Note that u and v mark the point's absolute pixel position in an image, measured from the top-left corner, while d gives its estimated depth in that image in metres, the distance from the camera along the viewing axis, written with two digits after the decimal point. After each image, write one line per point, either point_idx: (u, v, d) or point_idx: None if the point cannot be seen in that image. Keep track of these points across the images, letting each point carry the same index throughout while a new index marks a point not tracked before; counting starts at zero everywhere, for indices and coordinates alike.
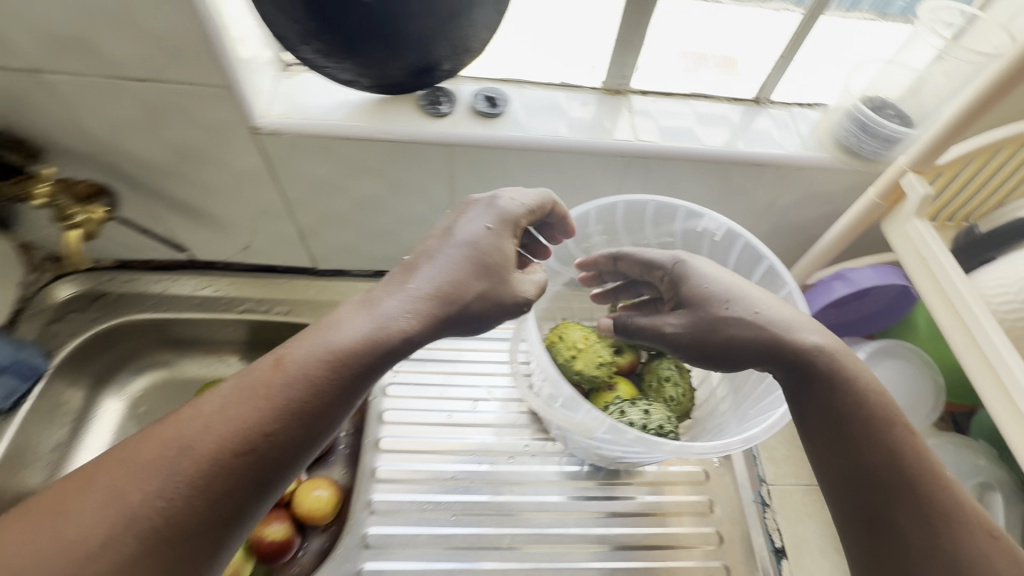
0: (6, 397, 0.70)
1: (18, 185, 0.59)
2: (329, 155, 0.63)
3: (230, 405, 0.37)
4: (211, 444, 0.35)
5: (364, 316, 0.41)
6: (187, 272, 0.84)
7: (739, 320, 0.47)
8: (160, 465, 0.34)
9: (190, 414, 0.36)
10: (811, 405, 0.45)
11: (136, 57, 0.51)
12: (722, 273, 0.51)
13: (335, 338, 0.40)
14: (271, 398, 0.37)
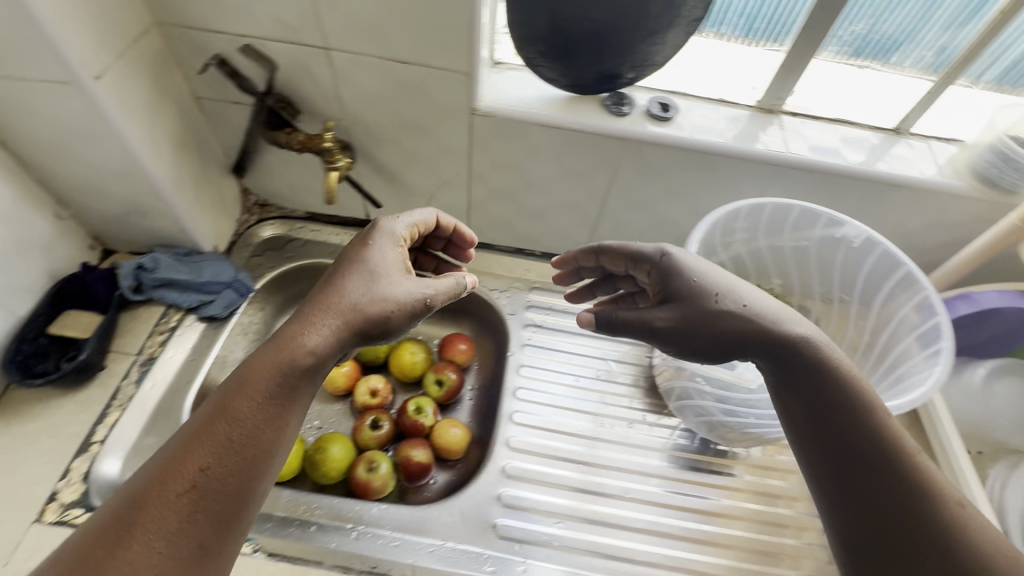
0: (226, 307, 0.83)
1: (290, 134, 0.74)
2: (522, 138, 0.76)
3: (264, 377, 0.46)
4: (257, 415, 0.46)
5: (365, 303, 0.53)
6: (361, 230, 0.99)
7: (726, 314, 0.53)
8: (218, 436, 0.44)
9: (231, 393, 0.46)
10: (799, 393, 0.51)
11: (409, 43, 0.66)
12: (711, 271, 0.56)
13: (340, 321, 0.51)
14: (301, 369, 0.48)
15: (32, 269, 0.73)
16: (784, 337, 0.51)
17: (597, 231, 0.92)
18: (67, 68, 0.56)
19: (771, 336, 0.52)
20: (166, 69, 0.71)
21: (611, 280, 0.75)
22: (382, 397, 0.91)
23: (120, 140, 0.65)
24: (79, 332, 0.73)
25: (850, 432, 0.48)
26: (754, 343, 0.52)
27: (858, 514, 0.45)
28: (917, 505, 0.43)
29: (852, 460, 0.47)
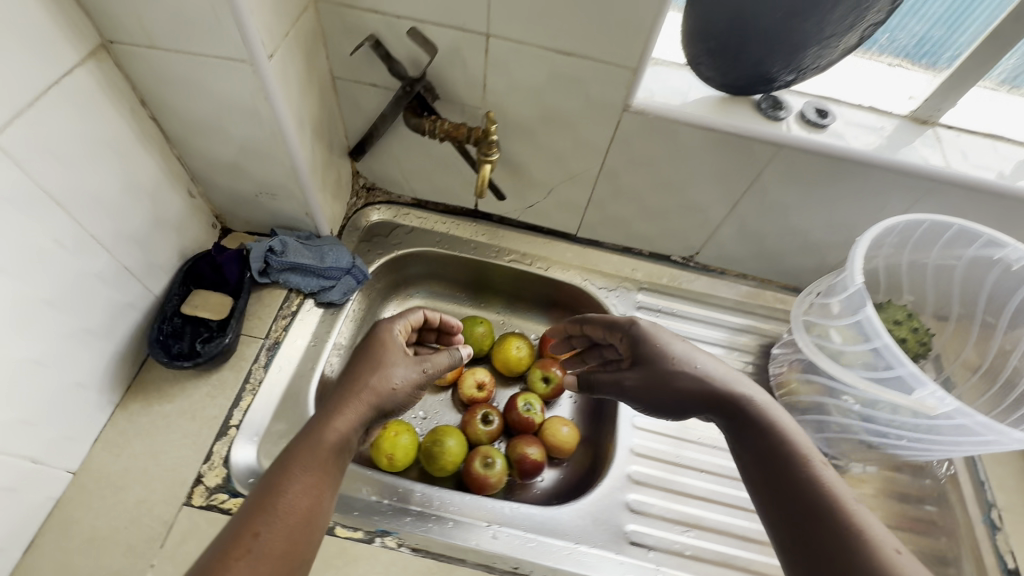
0: (344, 293, 0.82)
1: (435, 121, 0.71)
2: (668, 138, 0.73)
3: (314, 451, 0.54)
4: (312, 482, 0.53)
5: (375, 382, 0.63)
6: (467, 219, 0.97)
7: (675, 374, 0.62)
8: (281, 500, 0.50)
9: (286, 469, 0.53)
10: (748, 448, 0.56)
11: (580, 35, 0.63)
12: (677, 340, 0.66)
13: (368, 402, 0.62)
14: (336, 442, 0.57)
15: (168, 248, 0.71)
16: (731, 396, 0.60)
17: (715, 235, 0.90)
18: (248, 47, 0.54)
19: (728, 401, 0.60)
20: (315, 48, 0.68)
21: (598, 348, 0.78)
22: (488, 390, 0.90)
23: (277, 122, 0.63)
24: (212, 313, 0.72)
25: (776, 478, 0.53)
26: (733, 414, 0.59)
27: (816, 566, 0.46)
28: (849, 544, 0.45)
29: (787, 507, 0.50)
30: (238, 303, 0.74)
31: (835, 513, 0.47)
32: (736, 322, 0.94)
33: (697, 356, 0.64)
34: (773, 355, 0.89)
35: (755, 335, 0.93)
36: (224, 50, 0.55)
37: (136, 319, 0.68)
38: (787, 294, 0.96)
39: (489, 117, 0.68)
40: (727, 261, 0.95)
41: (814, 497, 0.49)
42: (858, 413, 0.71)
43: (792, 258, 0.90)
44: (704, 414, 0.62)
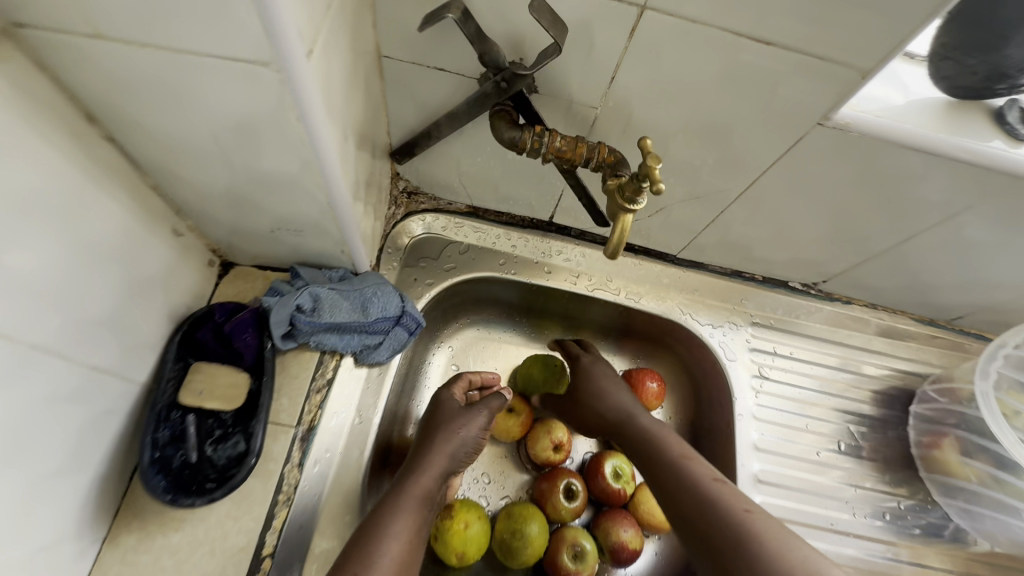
0: (393, 351, 0.63)
1: (540, 136, 0.48)
2: (863, 161, 0.52)
3: (401, 503, 0.54)
4: (401, 535, 0.51)
5: (448, 434, 0.62)
6: (538, 233, 0.74)
7: (603, 411, 0.70)
8: (374, 552, 0.49)
9: (378, 523, 0.52)
10: (653, 467, 0.63)
11: (799, 15, 0.39)
12: (615, 381, 0.72)
13: (444, 454, 0.60)
14: (417, 495, 0.55)
15: (150, 315, 0.50)
16: (634, 420, 0.68)
17: (858, 266, 0.71)
18: (278, 42, 0.30)
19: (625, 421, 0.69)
20: (361, 18, 0.43)
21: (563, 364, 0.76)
22: (566, 450, 0.74)
23: (315, 151, 0.40)
24: (222, 403, 0.52)
25: (688, 506, 0.56)
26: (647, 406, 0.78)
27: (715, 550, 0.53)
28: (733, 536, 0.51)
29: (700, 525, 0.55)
30: (258, 384, 0.54)
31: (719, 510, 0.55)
32: (861, 365, 0.78)
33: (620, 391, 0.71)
34: (915, 416, 0.74)
35: (884, 382, 0.77)
36: (233, 45, 0.31)
37: (117, 424, 0.48)
38: (922, 327, 0.80)
39: (648, 144, 0.42)
40: (859, 291, 0.76)
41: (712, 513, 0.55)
42: None
43: (946, 293, 0.73)
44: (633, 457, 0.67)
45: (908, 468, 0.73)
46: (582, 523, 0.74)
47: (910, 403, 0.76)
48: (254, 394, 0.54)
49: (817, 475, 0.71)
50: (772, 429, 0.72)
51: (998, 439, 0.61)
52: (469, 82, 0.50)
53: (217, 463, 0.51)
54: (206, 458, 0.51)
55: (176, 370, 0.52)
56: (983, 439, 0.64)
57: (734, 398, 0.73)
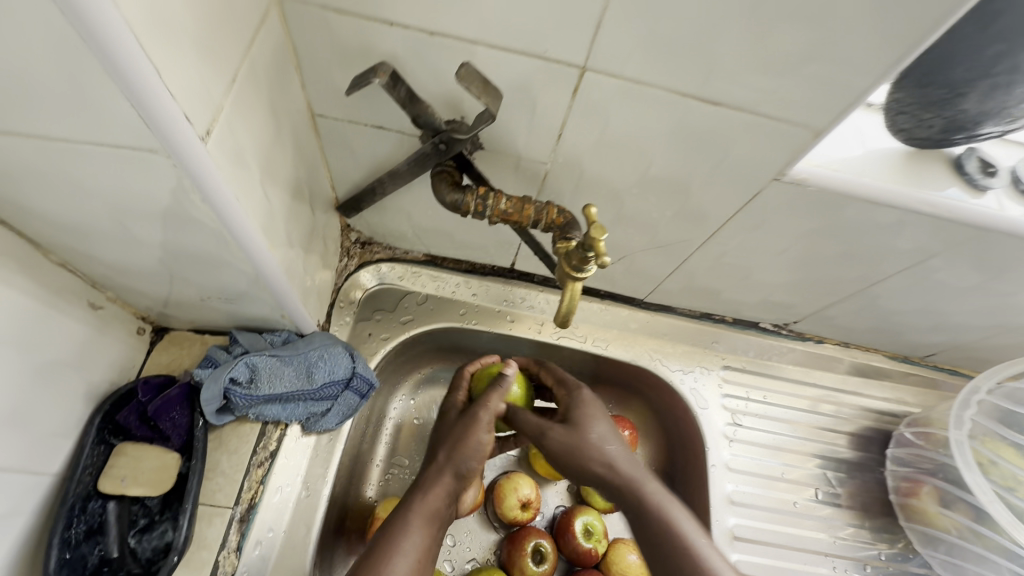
0: (342, 417, 0.59)
1: (484, 198, 0.45)
2: (824, 213, 0.50)
3: (409, 522, 0.51)
4: (410, 557, 0.48)
5: (455, 444, 0.57)
6: (500, 280, 0.71)
7: (590, 463, 0.55)
8: None
9: (384, 546, 0.49)
10: (642, 535, 0.52)
11: (745, 77, 0.37)
12: (599, 420, 0.58)
13: (451, 465, 0.55)
14: (425, 512, 0.52)
15: (64, 399, 0.45)
16: (625, 478, 0.54)
17: (828, 309, 0.69)
18: (160, 131, 0.28)
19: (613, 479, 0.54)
20: (284, 81, 0.41)
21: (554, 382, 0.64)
22: (534, 508, 0.70)
23: (227, 229, 0.37)
24: (149, 489, 0.48)
25: None
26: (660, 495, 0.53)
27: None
28: None
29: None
30: (188, 466, 0.50)
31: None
32: (836, 407, 0.76)
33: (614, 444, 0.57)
34: (891, 458, 0.72)
35: (860, 424, 0.75)
36: (113, 134, 0.28)
37: (24, 524, 0.43)
38: (896, 365, 0.78)
39: (592, 213, 0.39)
40: (831, 331, 0.74)
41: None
42: None
43: (917, 333, 0.71)
44: (618, 506, 0.55)
45: (887, 514, 0.71)
46: None
47: (887, 445, 0.74)
48: (185, 477, 0.50)
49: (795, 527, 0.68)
50: (747, 479, 0.70)
51: (974, 494, 0.59)
52: (409, 140, 0.47)
53: (142, 556, 0.47)
54: (129, 551, 0.47)
55: (96, 455, 0.48)
56: (961, 491, 0.61)
57: (708, 449, 0.70)
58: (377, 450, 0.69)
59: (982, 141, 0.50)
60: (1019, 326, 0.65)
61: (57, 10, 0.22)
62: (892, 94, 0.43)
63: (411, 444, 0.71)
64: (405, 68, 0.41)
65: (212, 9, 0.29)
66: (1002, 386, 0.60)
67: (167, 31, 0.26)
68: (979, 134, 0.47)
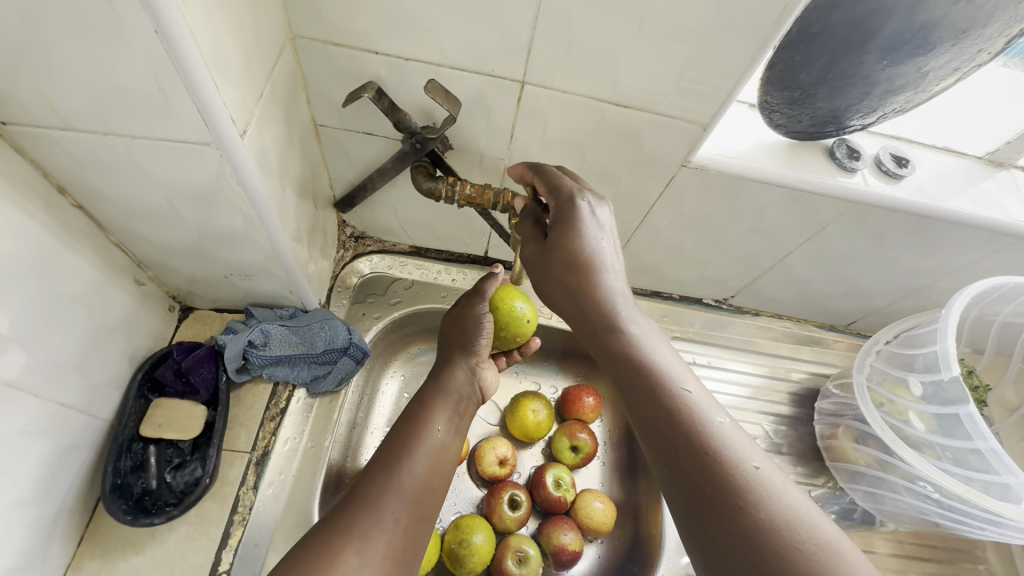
0: (340, 380, 0.68)
1: (452, 185, 0.57)
2: (729, 193, 0.62)
3: (431, 400, 0.59)
4: (436, 425, 0.56)
5: (459, 335, 0.64)
6: (476, 266, 0.82)
7: (565, 262, 0.48)
8: (410, 439, 0.54)
9: (413, 418, 0.56)
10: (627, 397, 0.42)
11: (644, 86, 0.50)
12: (605, 233, 0.49)
13: (459, 353, 0.63)
14: (446, 394, 0.60)
15: (113, 357, 0.56)
16: (605, 316, 0.46)
17: (756, 282, 0.81)
18: (214, 129, 0.39)
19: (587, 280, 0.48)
20: (293, 98, 0.52)
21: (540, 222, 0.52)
22: (510, 464, 0.79)
23: (253, 208, 0.48)
24: (180, 432, 0.58)
25: (666, 453, 0.37)
26: (559, 231, 0.49)
27: (680, 493, 0.36)
28: (712, 477, 0.35)
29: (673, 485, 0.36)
30: (213, 415, 0.60)
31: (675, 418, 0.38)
32: (773, 371, 0.87)
33: (603, 240, 0.49)
34: (819, 411, 0.82)
35: (794, 384, 0.86)
36: (180, 132, 0.39)
37: (81, 458, 0.53)
38: (824, 333, 0.89)
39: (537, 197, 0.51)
40: (764, 303, 0.86)
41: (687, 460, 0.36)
42: (934, 501, 0.65)
43: (834, 301, 0.83)
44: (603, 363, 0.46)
45: (819, 459, 0.81)
46: (529, 531, 0.79)
47: (816, 400, 0.84)
48: (211, 424, 0.60)
49: None
50: None
51: (871, 424, 0.69)
52: (393, 143, 0.59)
53: (176, 488, 0.57)
54: (166, 484, 0.57)
55: (137, 406, 0.58)
56: (867, 428, 0.72)
57: None
58: (372, 419, 0.78)
59: (852, 133, 0.63)
60: (912, 289, 0.77)
61: (161, 47, 0.33)
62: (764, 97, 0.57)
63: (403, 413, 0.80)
64: (387, 86, 0.53)
65: (248, 43, 0.41)
66: (897, 335, 0.70)
67: (221, 57, 0.37)
68: (848, 127, 0.60)
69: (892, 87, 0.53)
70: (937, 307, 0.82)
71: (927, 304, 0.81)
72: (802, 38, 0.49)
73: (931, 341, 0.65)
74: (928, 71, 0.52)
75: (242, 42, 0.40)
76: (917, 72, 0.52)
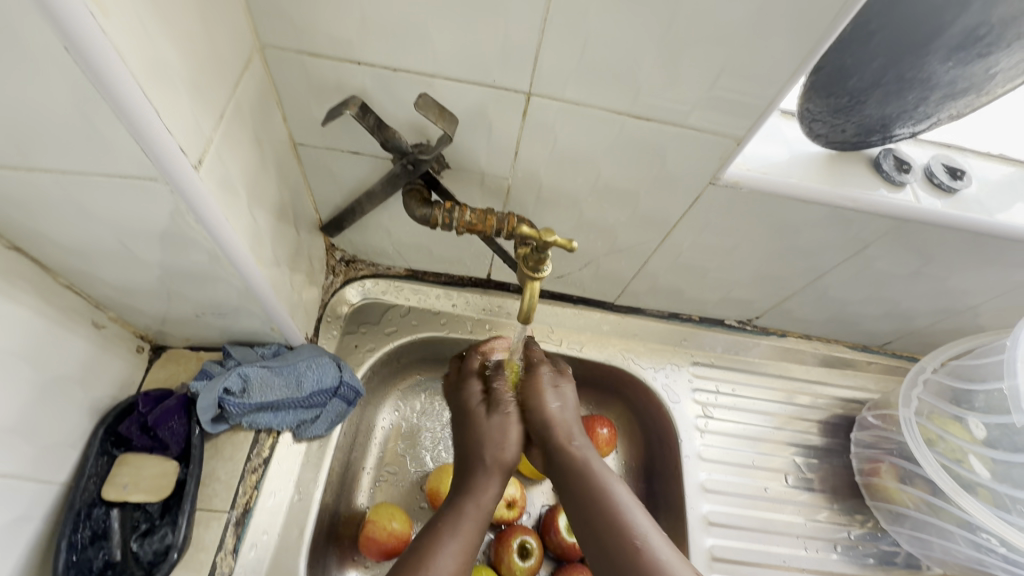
0: (330, 424, 0.62)
1: (450, 211, 0.50)
2: (761, 212, 0.55)
3: (460, 513, 0.53)
4: (456, 544, 0.50)
5: (484, 440, 0.58)
6: (477, 290, 0.75)
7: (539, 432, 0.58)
8: (435, 552, 0.49)
9: (433, 540, 0.50)
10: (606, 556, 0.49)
11: (670, 97, 0.44)
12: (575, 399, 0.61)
13: (490, 466, 0.56)
14: (478, 513, 0.53)
15: (70, 412, 0.49)
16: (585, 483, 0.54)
17: (784, 303, 0.73)
18: (160, 159, 0.33)
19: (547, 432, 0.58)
20: (266, 116, 0.46)
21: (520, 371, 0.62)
22: (519, 506, 0.71)
23: (219, 247, 0.42)
24: (150, 494, 0.51)
25: None
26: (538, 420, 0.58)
27: None
28: None
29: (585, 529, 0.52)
30: (186, 471, 0.53)
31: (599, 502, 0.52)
32: (803, 398, 0.79)
33: (563, 399, 0.60)
34: (856, 442, 0.75)
35: (827, 412, 0.78)
36: (119, 166, 0.33)
37: (31, 529, 0.46)
38: (857, 355, 0.82)
39: (556, 239, 0.46)
40: (793, 324, 0.78)
41: (630, 553, 0.48)
42: (995, 555, 0.60)
43: (871, 322, 0.76)
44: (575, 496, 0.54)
45: (855, 496, 0.74)
46: None
47: (851, 430, 0.77)
48: (183, 483, 0.53)
49: (767, 511, 0.71)
50: (720, 468, 0.72)
51: (921, 464, 0.64)
52: (383, 163, 0.53)
53: (144, 559, 0.50)
54: (131, 554, 0.50)
55: (99, 465, 0.51)
56: (915, 466, 0.65)
57: (681, 440, 0.73)
58: (366, 460, 0.71)
59: (898, 142, 0.56)
60: (958, 309, 0.70)
61: (81, 72, 0.27)
62: (803, 103, 0.51)
63: (400, 452, 0.73)
64: (374, 100, 0.46)
65: (202, 58, 0.35)
66: (944, 364, 0.66)
67: (164, 78, 0.32)
68: (894, 136, 0.53)
69: (953, 90, 0.46)
70: (984, 327, 0.75)
71: (973, 325, 0.74)
72: (855, 36, 0.44)
73: (995, 377, 0.61)
74: (996, 77, 0.45)
75: (194, 59, 0.34)
76: (984, 75, 0.45)
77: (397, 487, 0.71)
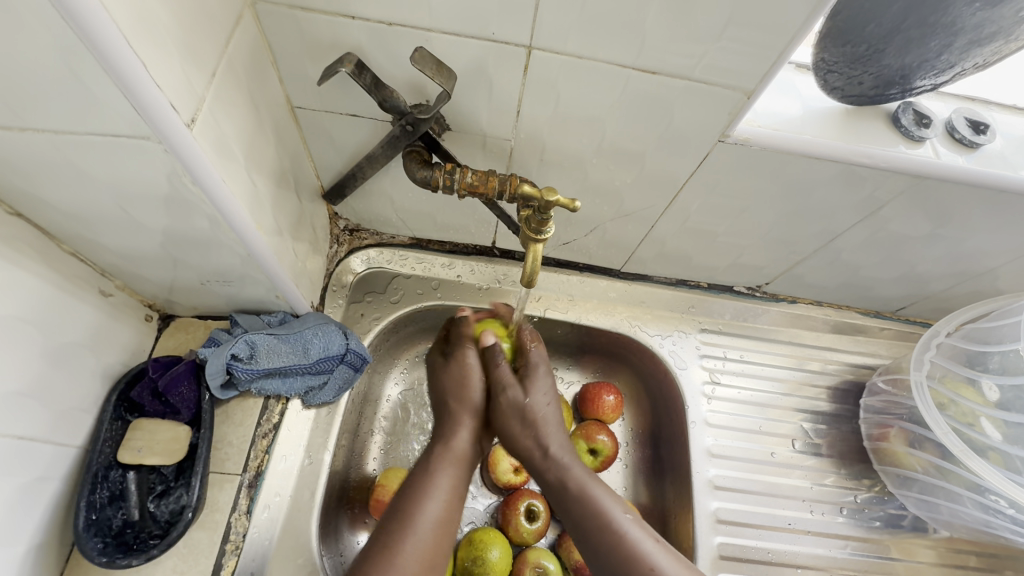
0: (338, 390, 0.62)
1: (451, 172, 0.49)
2: (772, 171, 0.53)
3: (437, 468, 0.55)
4: (441, 494, 0.53)
5: (464, 391, 0.61)
6: (482, 258, 0.74)
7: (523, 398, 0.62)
8: (415, 508, 0.51)
9: (413, 488, 0.53)
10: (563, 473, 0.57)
11: (676, 50, 0.42)
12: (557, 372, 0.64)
13: (469, 414, 0.60)
14: (454, 457, 0.56)
15: (82, 378, 0.50)
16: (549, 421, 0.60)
17: (795, 269, 0.72)
18: (150, 119, 0.33)
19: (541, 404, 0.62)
20: (260, 76, 0.45)
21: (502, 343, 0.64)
22: (526, 472, 0.72)
23: (219, 211, 0.42)
24: (164, 458, 0.53)
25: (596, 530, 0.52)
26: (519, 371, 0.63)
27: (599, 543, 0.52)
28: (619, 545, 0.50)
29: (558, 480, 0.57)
30: (197, 436, 0.54)
31: (584, 490, 0.55)
32: (813, 364, 0.78)
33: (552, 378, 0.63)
34: (866, 408, 0.74)
35: (838, 378, 0.78)
36: (111, 124, 0.33)
37: (53, 489, 0.48)
38: (869, 321, 0.80)
39: (569, 202, 0.45)
40: (804, 290, 0.77)
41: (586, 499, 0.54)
42: (1004, 517, 0.60)
43: (884, 286, 0.74)
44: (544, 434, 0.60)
45: (864, 461, 0.73)
46: (547, 542, 0.73)
47: (862, 396, 0.76)
48: (195, 446, 0.54)
49: (773, 475, 0.71)
50: (727, 433, 0.72)
51: (932, 429, 0.63)
52: (383, 125, 0.52)
53: (160, 518, 0.52)
54: (149, 514, 0.52)
55: (113, 429, 0.52)
56: (925, 430, 0.65)
57: (688, 405, 0.73)
58: (374, 429, 0.72)
59: (919, 96, 0.54)
60: (976, 272, 0.68)
61: (58, 16, 0.27)
62: (819, 51, 0.49)
63: (407, 420, 0.74)
64: (370, 58, 0.45)
65: (191, 14, 0.34)
66: (959, 327, 0.65)
67: (151, 32, 0.31)
68: (915, 89, 0.51)
69: (980, 37, 0.44)
70: (1004, 291, 0.73)
71: (992, 290, 0.73)
72: None
73: (1012, 339, 0.61)
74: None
75: (182, 12, 0.33)
76: (1015, 18, 0.42)
77: (407, 451, 0.72)
